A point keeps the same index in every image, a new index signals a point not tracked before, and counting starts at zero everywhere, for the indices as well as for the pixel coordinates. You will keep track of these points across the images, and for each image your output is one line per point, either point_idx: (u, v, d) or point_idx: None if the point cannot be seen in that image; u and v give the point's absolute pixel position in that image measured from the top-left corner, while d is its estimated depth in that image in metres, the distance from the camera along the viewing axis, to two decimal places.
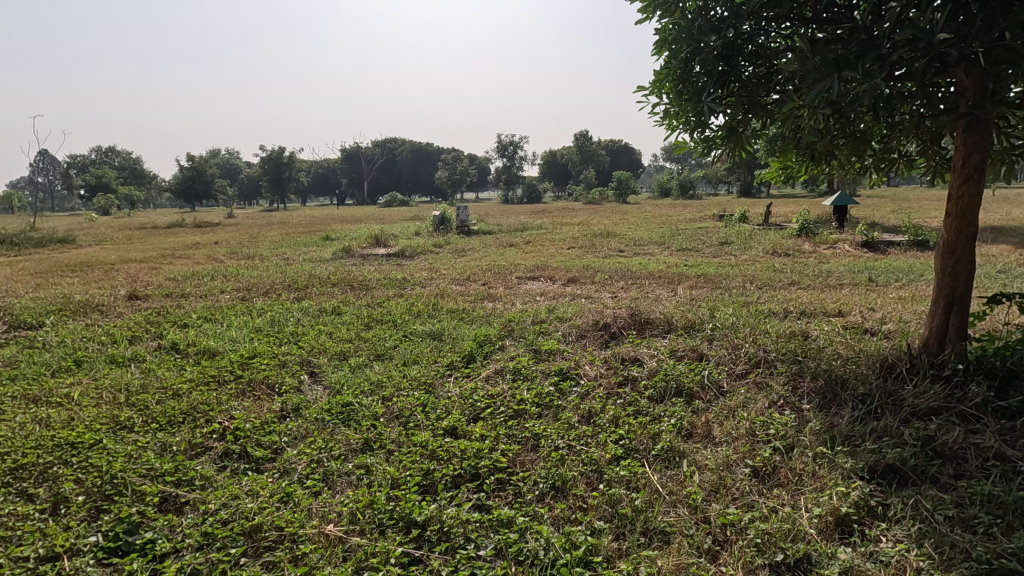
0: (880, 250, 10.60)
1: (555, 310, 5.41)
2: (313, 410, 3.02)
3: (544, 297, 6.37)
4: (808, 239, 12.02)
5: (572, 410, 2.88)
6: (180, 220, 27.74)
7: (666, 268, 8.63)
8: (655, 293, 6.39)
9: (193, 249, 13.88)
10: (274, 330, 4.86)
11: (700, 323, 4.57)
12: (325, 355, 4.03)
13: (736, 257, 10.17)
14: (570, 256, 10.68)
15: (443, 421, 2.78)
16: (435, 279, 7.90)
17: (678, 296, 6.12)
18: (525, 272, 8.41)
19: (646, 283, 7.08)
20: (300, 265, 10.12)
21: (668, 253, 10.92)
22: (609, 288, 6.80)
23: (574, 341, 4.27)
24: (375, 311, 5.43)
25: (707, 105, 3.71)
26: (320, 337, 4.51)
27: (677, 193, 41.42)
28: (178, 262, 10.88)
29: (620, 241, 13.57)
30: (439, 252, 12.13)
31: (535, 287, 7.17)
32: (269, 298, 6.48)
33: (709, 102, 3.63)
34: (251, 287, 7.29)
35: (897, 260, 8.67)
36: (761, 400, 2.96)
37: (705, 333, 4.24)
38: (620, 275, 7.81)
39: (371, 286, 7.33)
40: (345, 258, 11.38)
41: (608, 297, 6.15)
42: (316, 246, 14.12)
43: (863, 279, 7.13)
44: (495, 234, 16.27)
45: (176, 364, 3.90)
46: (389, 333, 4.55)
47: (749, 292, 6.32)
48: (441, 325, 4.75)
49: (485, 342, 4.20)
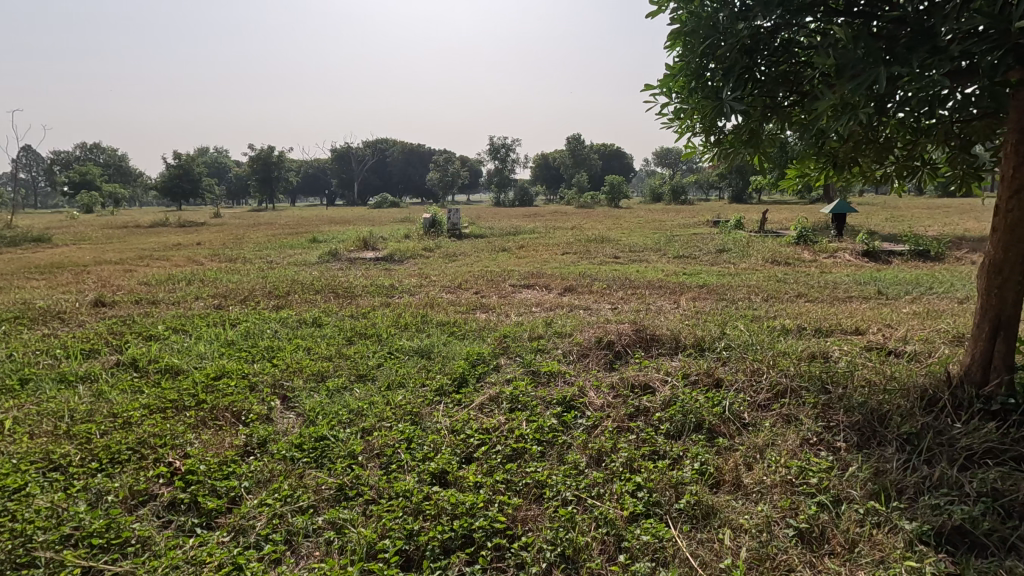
0: (881, 259, 10.39)
1: (552, 323, 5.04)
2: (281, 446, 2.64)
3: (541, 308, 6.01)
4: (807, 248, 11.79)
5: (579, 449, 2.52)
6: (164, 219, 27.07)
7: (666, 277, 8.31)
8: (658, 305, 6.05)
9: (174, 251, 13.38)
10: (248, 344, 4.45)
11: (710, 342, 4.23)
12: (301, 376, 3.63)
13: (736, 265, 9.89)
14: (565, 262, 10.35)
15: (431, 464, 2.42)
16: (425, 287, 7.51)
17: (682, 309, 5.78)
18: (519, 279, 8.06)
19: (647, 294, 6.74)
20: (283, 269, 9.68)
21: (666, 261, 10.62)
22: (608, 299, 6.45)
23: (575, 361, 3.91)
24: (359, 323, 5.04)
25: (726, 105, 3.38)
26: (296, 354, 4.10)
27: (669, 198, 41.35)
28: (155, 264, 10.38)
29: (615, 247, 13.27)
30: (430, 257, 11.75)
31: (530, 296, 6.81)
32: (246, 306, 6.05)
33: (730, 101, 3.29)
34: (228, 294, 6.86)
35: (902, 271, 8.42)
36: (792, 439, 2.62)
37: (718, 354, 3.89)
38: (618, 284, 7.48)
39: (357, 294, 6.94)
40: (331, 262, 10.96)
41: (609, 310, 5.81)
42: (303, 248, 13.67)
43: (871, 291, 6.84)
44: (487, 238, 15.92)
45: (132, 385, 3.48)
46: (373, 350, 4.16)
47: (757, 305, 6.00)
48: (430, 341, 4.36)
49: (478, 362, 3.83)
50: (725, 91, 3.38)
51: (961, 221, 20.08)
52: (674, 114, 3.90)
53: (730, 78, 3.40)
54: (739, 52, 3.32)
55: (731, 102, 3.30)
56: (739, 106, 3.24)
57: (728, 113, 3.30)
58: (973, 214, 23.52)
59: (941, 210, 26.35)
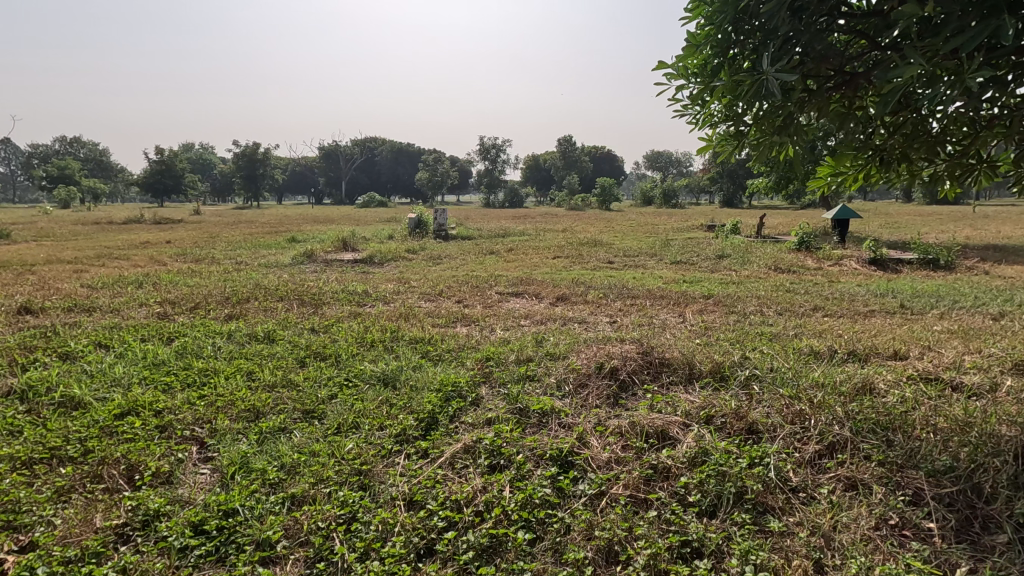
0: (889, 268, 9.87)
1: (544, 341, 4.36)
2: (174, 526, 1.93)
3: (530, 321, 5.32)
4: (810, 255, 11.24)
5: (581, 539, 1.84)
6: (138, 215, 26.01)
7: (666, 285, 7.66)
8: (662, 320, 5.38)
9: (139, 249, 12.48)
10: (179, 365, 3.70)
11: (731, 370, 3.56)
12: (231, 414, 2.89)
13: (738, 272, 9.29)
14: (556, 267, 9.65)
15: (374, 563, 1.72)
16: (402, 294, 6.79)
17: (690, 326, 5.11)
18: (507, 286, 7.39)
19: (648, 305, 6.07)
20: (249, 271, 8.87)
21: (663, 267, 9.98)
22: (605, 311, 5.77)
23: (572, 395, 3.22)
24: (319, 340, 4.31)
25: (766, 80, 2.72)
26: (232, 382, 3.36)
27: (660, 202, 40.96)
28: (110, 264, 9.53)
29: (609, 251, 12.66)
30: (412, 259, 11.03)
31: (518, 306, 6.13)
32: (194, 316, 5.28)
33: (773, 73, 2.62)
34: (178, 300, 6.07)
35: (917, 282, 7.86)
36: (868, 520, 1.96)
37: (744, 388, 3.23)
38: (615, 292, 6.85)
39: (326, 301, 6.20)
40: (305, 264, 10.19)
41: (607, 325, 5.14)
42: (278, 248, 12.86)
43: (893, 304, 6.25)
44: (475, 240, 15.23)
45: (8, 425, 2.72)
46: (327, 376, 3.44)
47: (773, 320, 5.35)
48: (399, 364, 3.65)
49: (453, 394, 3.13)
50: (765, 62, 2.72)
51: (956, 228, 19.80)
52: (693, 95, 3.23)
53: (773, 45, 2.75)
54: (784, 15, 2.66)
55: (775, 74, 2.63)
56: (787, 79, 2.57)
57: (771, 89, 2.64)
58: (968, 221, 23.26)
59: (932, 218, 26.22)
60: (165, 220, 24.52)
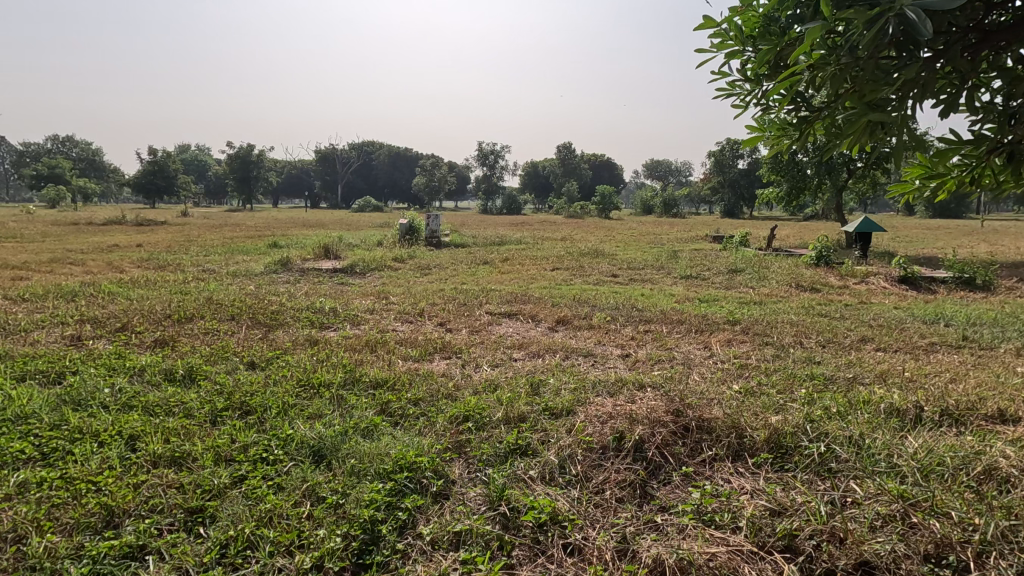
0: (922, 287, 8.99)
1: (541, 387, 3.41)
2: None
3: (524, 354, 4.38)
4: (831, 271, 10.35)
5: None
6: (121, 216, 25.02)
7: (681, 306, 6.73)
8: (684, 356, 4.42)
9: (103, 253, 11.49)
10: (43, 421, 2.72)
11: (795, 441, 2.62)
12: (60, 522, 1.90)
13: (756, 290, 8.40)
14: (556, 282, 8.73)
15: None
16: (376, 313, 5.86)
17: (720, 365, 4.16)
18: (498, 303, 6.46)
19: (664, 333, 5.13)
20: (211, 281, 7.91)
21: (674, 283, 9.07)
22: (615, 341, 4.82)
23: (580, 485, 2.26)
24: (252, 382, 3.33)
25: (896, 17, 1.74)
26: (99, 454, 2.37)
27: (660, 211, 40.22)
28: (60, 270, 8.59)
29: (611, 262, 11.78)
30: (399, 270, 10.10)
31: (509, 331, 5.19)
32: (112, 341, 4.32)
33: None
34: (107, 318, 5.12)
35: (964, 306, 6.95)
36: None
37: (826, 485, 2.27)
38: (623, 314, 5.92)
39: (284, 322, 5.22)
40: (280, 273, 9.28)
41: (620, 362, 4.18)
42: (254, 255, 11.92)
43: (952, 333, 5.32)
44: (469, 248, 14.30)
45: None
46: (238, 446, 2.47)
47: (820, 356, 4.38)
48: (343, 427, 2.67)
49: (408, 485, 2.16)
50: None
51: (972, 243, 19.04)
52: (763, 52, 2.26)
53: None
54: None
55: (917, 4, 1.66)
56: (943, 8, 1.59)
57: (916, 28, 1.64)
58: (980, 236, 22.52)
59: (942, 231, 25.42)
60: (147, 221, 23.52)
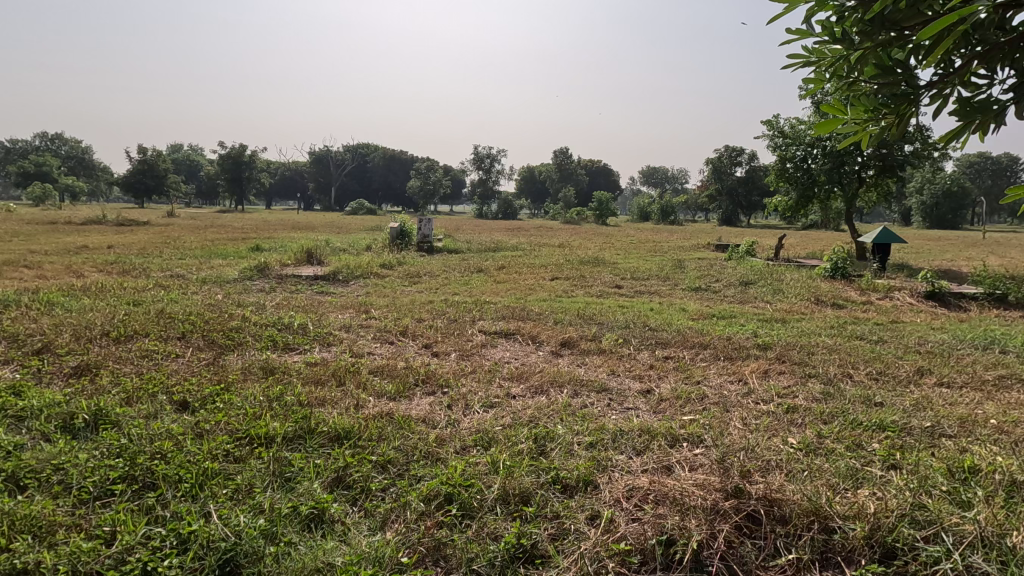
0: (950, 304, 8.33)
1: (547, 443, 2.65)
2: None
3: (524, 388, 3.63)
4: (849, 284, 9.66)
5: None
6: (101, 215, 24.06)
7: (699, 325, 6.00)
8: (717, 392, 3.68)
9: (66, 255, 10.63)
10: None
11: (909, 542, 1.88)
12: None
13: (774, 306, 7.71)
14: (556, 294, 8.01)
15: None
16: (353, 331, 5.10)
17: (763, 407, 3.41)
18: (493, 320, 5.70)
19: (687, 360, 4.38)
20: (173, 289, 7.10)
21: (683, 296, 8.36)
22: (631, 371, 4.06)
23: None
24: (168, 437, 2.53)
25: None
26: None
27: (658, 218, 39.64)
28: (7, 275, 7.75)
29: (614, 271, 11.07)
30: (386, 278, 9.30)
31: (505, 355, 4.43)
32: (18, 369, 3.52)
33: None
34: (29, 336, 4.32)
35: (1009, 328, 6.27)
36: None
37: None
38: (635, 335, 5.19)
39: (241, 342, 4.43)
40: (254, 280, 8.49)
41: (640, 402, 3.43)
42: (231, 259, 11.10)
43: (1016, 363, 4.63)
44: (462, 254, 13.54)
45: None
46: (113, 552, 1.69)
47: (879, 395, 3.64)
48: (271, 518, 1.88)
49: None
50: None
51: (983, 254, 18.47)
52: None
53: None
54: None
55: None
56: None
57: None
58: (987, 248, 21.96)
59: (947, 242, 24.93)
60: (128, 221, 22.56)
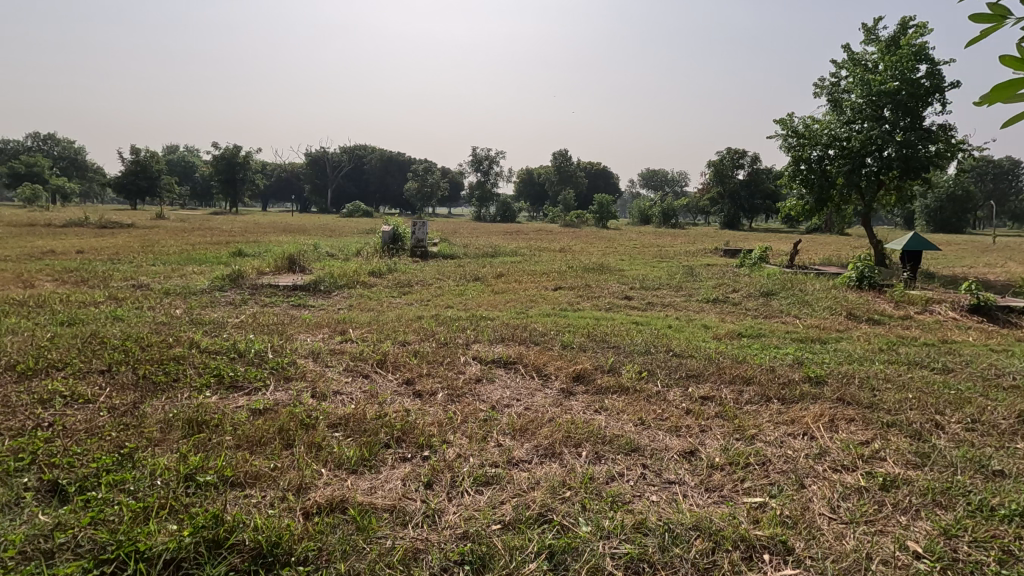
0: (999, 320, 7.51)
1: (569, 566, 1.80)
2: None
3: (530, 449, 2.77)
4: (880, 296, 8.85)
5: None
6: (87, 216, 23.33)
7: (730, 349, 5.14)
8: (781, 454, 2.82)
9: (28, 262, 9.78)
10: None
11: None
12: None
13: (803, 322, 6.88)
14: (561, 307, 7.19)
15: None
16: (321, 360, 4.23)
17: (850, 480, 2.55)
18: (489, 344, 4.85)
19: (731, 403, 3.51)
20: (128, 303, 6.25)
21: (701, 309, 7.54)
22: (664, 420, 3.20)
23: None
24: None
25: None
26: None
27: (659, 221, 38.87)
28: None
29: (621, 280, 10.26)
30: (373, 288, 8.44)
31: (505, 395, 3.57)
32: None
33: None
34: None
35: None
36: None
37: None
38: (659, 363, 4.34)
39: (177, 379, 3.57)
40: (226, 290, 7.65)
41: (685, 472, 2.58)
42: (208, 266, 10.25)
43: None
44: (457, 260, 12.72)
45: None
46: None
47: (992, 458, 2.79)
48: None
49: None
50: None
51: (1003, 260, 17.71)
52: None
53: None
54: None
55: None
56: None
57: None
58: (1002, 253, 21.22)
59: None
60: (112, 223, 21.70)
